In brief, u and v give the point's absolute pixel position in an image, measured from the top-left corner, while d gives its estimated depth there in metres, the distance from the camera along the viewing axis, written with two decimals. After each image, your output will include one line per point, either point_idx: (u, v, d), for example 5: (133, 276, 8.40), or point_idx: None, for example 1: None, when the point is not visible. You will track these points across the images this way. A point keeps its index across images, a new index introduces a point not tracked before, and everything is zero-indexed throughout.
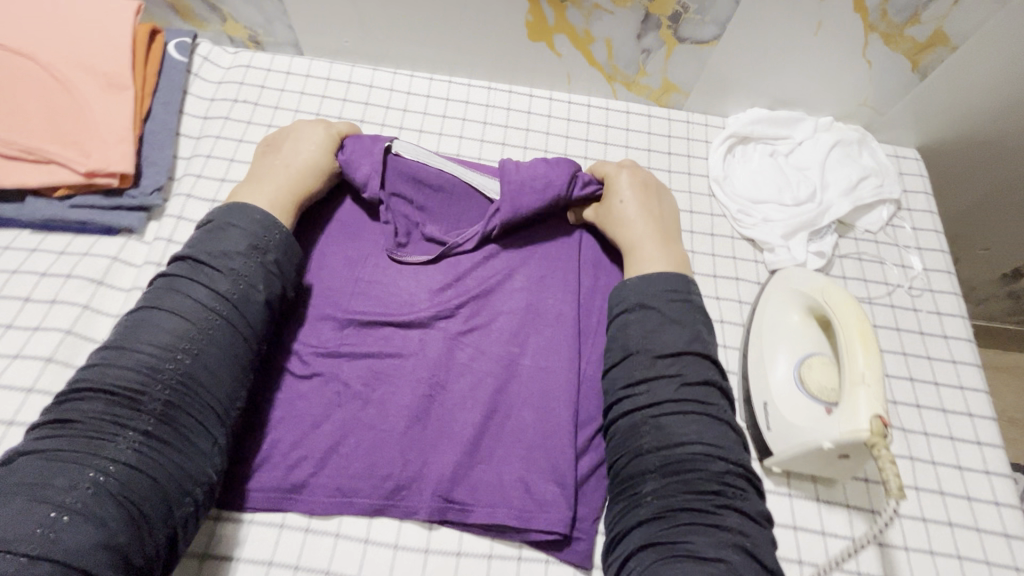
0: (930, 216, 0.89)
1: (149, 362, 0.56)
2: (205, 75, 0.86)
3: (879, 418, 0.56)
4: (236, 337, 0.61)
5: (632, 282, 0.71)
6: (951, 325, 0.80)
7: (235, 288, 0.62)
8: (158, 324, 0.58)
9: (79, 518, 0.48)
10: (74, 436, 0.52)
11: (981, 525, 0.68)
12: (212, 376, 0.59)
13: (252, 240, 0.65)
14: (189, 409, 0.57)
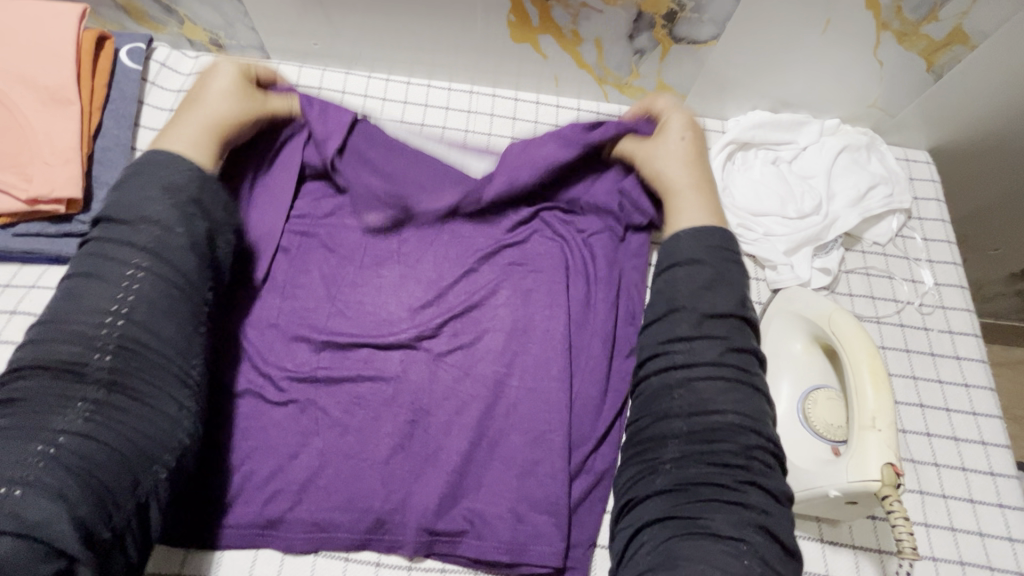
0: (942, 225, 0.83)
1: (81, 330, 0.51)
2: (163, 83, 0.80)
3: (891, 467, 0.52)
4: (179, 288, 0.55)
5: (683, 236, 0.63)
6: (963, 345, 0.75)
7: (159, 237, 0.55)
8: (87, 291, 0.53)
9: (31, 492, 0.44)
10: (17, 415, 0.48)
11: (994, 564, 0.64)
12: (158, 333, 0.54)
13: (164, 183, 0.58)
14: (134, 371, 0.52)
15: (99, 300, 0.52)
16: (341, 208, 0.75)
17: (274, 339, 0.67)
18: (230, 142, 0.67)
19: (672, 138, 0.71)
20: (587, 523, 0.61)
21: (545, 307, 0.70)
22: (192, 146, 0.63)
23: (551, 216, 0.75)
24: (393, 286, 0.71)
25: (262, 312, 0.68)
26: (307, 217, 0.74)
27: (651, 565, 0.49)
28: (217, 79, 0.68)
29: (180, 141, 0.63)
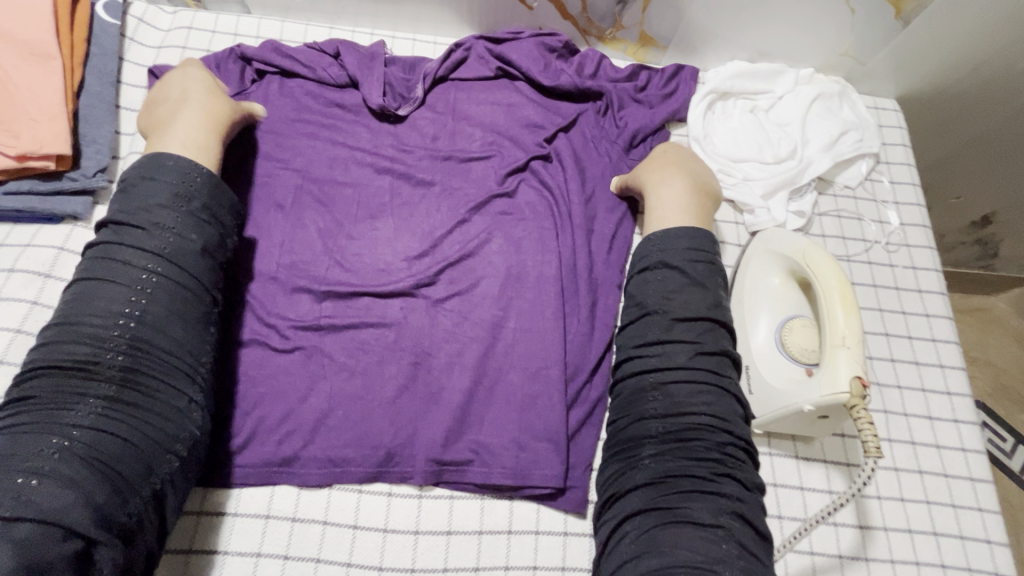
0: (907, 168, 0.88)
1: (93, 330, 0.51)
2: (142, 40, 0.79)
3: (858, 380, 0.57)
4: (191, 291, 0.56)
5: (657, 237, 0.66)
6: (925, 280, 0.81)
7: (169, 241, 0.55)
8: (97, 293, 0.52)
9: (48, 481, 0.44)
10: (32, 411, 0.48)
11: (949, 471, 0.71)
12: (167, 335, 0.54)
13: (175, 187, 0.57)
14: (148, 370, 0.52)
15: (109, 299, 0.52)
16: (334, 163, 0.76)
17: (276, 292, 0.68)
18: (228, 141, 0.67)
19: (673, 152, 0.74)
20: (584, 448, 0.66)
21: (537, 253, 0.73)
22: (199, 149, 0.62)
23: (538, 165, 0.78)
24: (390, 238, 0.73)
25: (264, 265, 0.69)
26: (300, 171, 0.74)
27: (631, 555, 0.51)
28: (207, 86, 0.68)
29: (186, 143, 0.61)
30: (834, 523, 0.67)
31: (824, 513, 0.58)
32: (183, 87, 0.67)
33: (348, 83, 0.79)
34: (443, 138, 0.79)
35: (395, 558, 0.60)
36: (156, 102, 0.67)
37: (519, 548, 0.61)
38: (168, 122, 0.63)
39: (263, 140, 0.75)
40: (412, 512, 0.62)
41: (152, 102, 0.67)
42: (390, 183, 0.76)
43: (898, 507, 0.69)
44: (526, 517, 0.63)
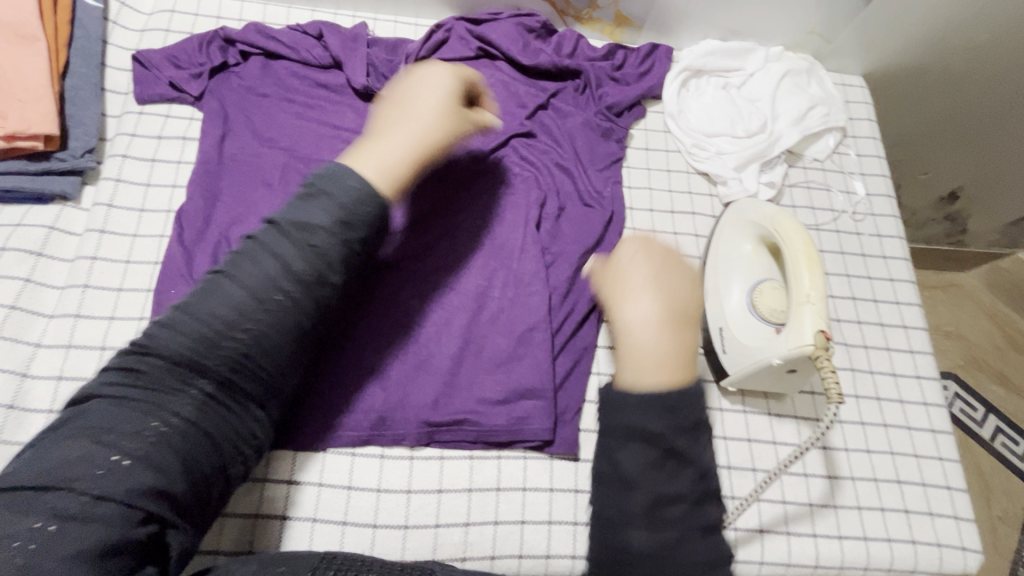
0: (873, 141, 0.92)
1: (219, 329, 0.51)
2: (125, 23, 0.80)
3: (822, 333, 0.60)
4: (318, 313, 0.55)
5: (637, 400, 0.51)
6: (889, 246, 0.85)
7: (321, 264, 0.54)
8: (227, 292, 0.52)
9: (138, 467, 0.45)
10: (139, 387, 0.49)
11: (912, 424, 0.75)
12: (278, 352, 0.53)
13: (340, 212, 0.55)
14: (253, 382, 0.52)
15: (242, 304, 0.51)
16: (320, 142, 0.77)
17: None
18: (423, 169, 0.64)
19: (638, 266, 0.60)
20: (567, 409, 0.69)
21: (521, 225, 0.75)
22: (388, 174, 0.59)
23: (519, 143, 0.81)
24: None
25: None
26: (287, 150, 0.76)
27: None
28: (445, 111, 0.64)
29: (381, 165, 0.59)
30: (803, 473, 0.71)
31: (792, 458, 0.60)
32: (421, 99, 0.64)
33: (332, 64, 0.81)
34: None
35: (389, 516, 0.63)
36: (396, 104, 0.65)
37: (507, 504, 0.64)
38: (382, 134, 0.62)
39: (249, 120, 0.76)
40: (404, 472, 0.65)
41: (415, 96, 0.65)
42: None
43: (865, 459, 0.73)
44: (513, 475, 0.66)
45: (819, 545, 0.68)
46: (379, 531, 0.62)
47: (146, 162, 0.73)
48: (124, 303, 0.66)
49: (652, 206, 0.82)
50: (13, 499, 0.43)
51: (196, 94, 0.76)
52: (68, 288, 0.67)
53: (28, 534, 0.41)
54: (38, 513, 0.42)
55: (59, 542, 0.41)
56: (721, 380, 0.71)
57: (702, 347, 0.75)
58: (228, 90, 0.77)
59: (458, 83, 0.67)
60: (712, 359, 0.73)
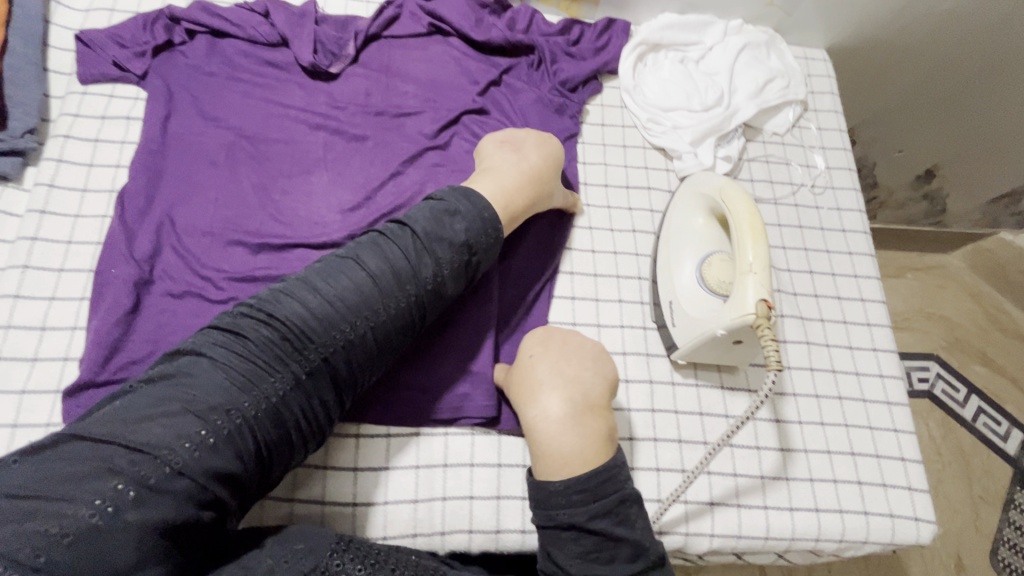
0: (834, 115, 0.91)
1: (337, 321, 0.55)
2: (69, 3, 0.79)
3: (764, 303, 0.59)
4: (417, 319, 0.61)
5: (557, 497, 0.56)
6: (849, 219, 0.84)
7: (434, 274, 0.60)
8: (348, 286, 0.57)
9: (223, 444, 0.48)
10: (243, 359, 0.52)
11: (867, 397, 0.75)
12: (371, 353, 0.58)
13: (463, 230, 0.62)
14: (345, 378, 0.57)
15: (363, 299, 0.56)
16: (268, 121, 0.76)
17: (211, 245, 0.69)
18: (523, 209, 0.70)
19: (542, 365, 0.64)
20: None
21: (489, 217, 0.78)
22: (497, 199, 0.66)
23: (471, 120, 0.80)
24: (326, 192, 0.74)
25: (196, 220, 0.70)
26: (233, 129, 0.75)
27: None
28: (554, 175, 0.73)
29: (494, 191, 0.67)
30: (756, 446, 0.71)
31: (742, 419, 0.58)
32: (545, 158, 0.72)
33: (279, 41, 0.80)
34: (377, 95, 0.80)
35: (337, 492, 0.63)
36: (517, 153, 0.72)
37: (455, 479, 0.65)
38: (497, 168, 0.70)
39: (193, 98, 0.75)
40: (351, 450, 0.65)
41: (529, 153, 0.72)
42: (324, 139, 0.77)
43: (819, 431, 0.72)
44: (461, 451, 0.66)
45: (770, 517, 0.68)
46: (327, 506, 0.63)
47: (89, 142, 0.72)
48: (65, 283, 0.66)
49: (606, 181, 0.81)
50: (98, 453, 0.44)
51: (140, 73, 0.75)
52: (8, 269, 0.66)
53: (107, 495, 0.43)
54: (120, 474, 0.44)
55: (134, 509, 0.43)
56: (672, 353, 0.71)
57: (654, 322, 0.75)
58: (173, 69, 0.76)
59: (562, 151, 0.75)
60: (664, 334, 0.73)
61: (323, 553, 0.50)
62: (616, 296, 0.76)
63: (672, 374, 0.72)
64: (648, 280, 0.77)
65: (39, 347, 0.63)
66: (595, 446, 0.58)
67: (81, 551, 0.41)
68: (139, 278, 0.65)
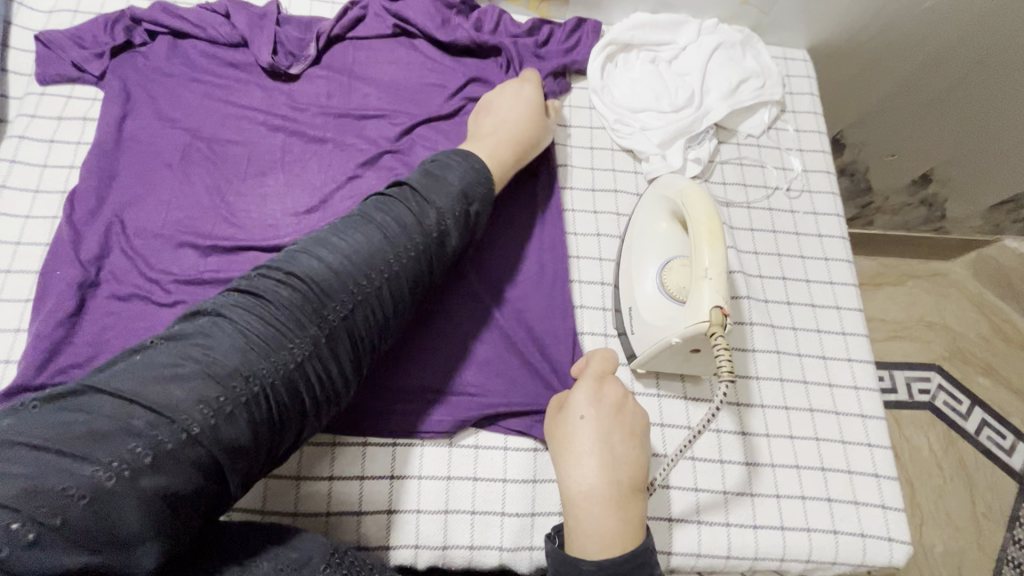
0: (813, 116, 0.88)
1: (352, 274, 0.53)
2: (32, 4, 0.79)
3: (719, 310, 0.57)
4: (427, 275, 0.60)
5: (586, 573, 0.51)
6: (826, 224, 0.81)
7: (441, 227, 0.60)
8: (360, 242, 0.55)
9: (241, 408, 0.44)
10: (259, 319, 0.49)
11: (840, 409, 0.72)
12: (385, 309, 0.56)
13: (462, 185, 0.63)
14: (361, 338, 0.54)
15: (377, 253, 0.55)
16: (226, 122, 0.75)
17: (160, 247, 0.68)
18: (523, 155, 0.72)
19: (592, 432, 0.58)
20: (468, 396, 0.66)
21: None
22: (494, 160, 0.69)
23: (432, 122, 0.78)
24: (280, 194, 0.72)
25: (147, 223, 0.69)
26: (190, 130, 0.74)
27: None
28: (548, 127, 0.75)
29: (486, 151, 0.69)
30: (719, 459, 0.68)
31: (698, 430, 0.56)
32: (521, 105, 0.73)
33: (240, 42, 0.79)
34: (337, 97, 0.79)
35: (278, 502, 0.61)
36: (513, 131, 0.71)
37: (402, 493, 0.62)
38: (479, 133, 0.72)
39: (151, 100, 0.75)
40: (294, 460, 0.62)
41: (530, 130, 0.72)
42: (282, 140, 0.75)
43: (787, 444, 0.69)
44: (408, 463, 0.63)
45: (732, 535, 0.65)
46: (268, 517, 0.60)
47: (44, 142, 0.72)
48: (11, 284, 0.65)
49: (571, 184, 0.79)
50: (116, 412, 0.40)
51: (98, 74, 0.75)
52: None
53: (125, 457, 0.39)
54: (138, 437, 0.40)
55: (151, 475, 0.39)
56: (632, 362, 0.68)
57: (616, 329, 0.72)
58: (132, 69, 0.76)
59: (531, 84, 0.76)
60: (625, 342, 0.70)
61: (317, 564, 0.45)
62: (577, 303, 0.73)
63: (632, 383, 0.69)
64: (612, 285, 0.75)
65: None
66: (630, 533, 0.53)
67: (97, 516, 0.37)
68: (83, 280, 0.65)
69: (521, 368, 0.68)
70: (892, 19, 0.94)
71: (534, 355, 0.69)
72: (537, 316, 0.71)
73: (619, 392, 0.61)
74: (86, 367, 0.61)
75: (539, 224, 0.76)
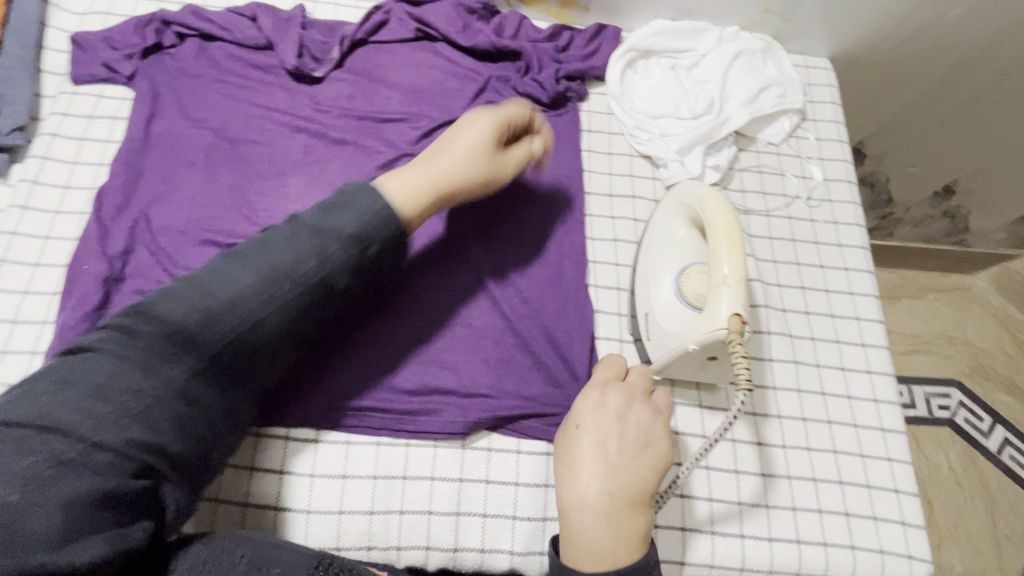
0: (835, 125, 0.87)
1: (228, 313, 0.50)
2: (67, 7, 0.81)
3: (737, 317, 0.57)
4: (315, 315, 0.56)
5: None
6: (846, 234, 0.80)
7: (326, 268, 0.55)
8: (236, 281, 0.52)
9: (123, 433, 0.45)
10: (133, 351, 0.48)
11: (859, 422, 0.71)
12: (269, 346, 0.53)
13: (358, 222, 0.56)
14: (247, 368, 0.52)
15: (256, 292, 0.52)
16: (249, 122, 0.77)
17: (183, 244, 0.69)
18: (444, 202, 0.65)
19: (590, 440, 0.57)
20: (483, 398, 0.66)
21: (477, 228, 0.74)
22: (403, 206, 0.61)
23: (452, 125, 0.79)
24: (301, 194, 0.73)
25: (171, 220, 0.70)
26: (215, 130, 0.75)
27: None
28: (489, 177, 0.67)
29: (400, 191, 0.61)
30: (735, 469, 0.67)
31: (713, 438, 0.56)
32: (463, 145, 0.66)
33: (266, 45, 0.81)
34: (359, 100, 0.80)
35: (291, 499, 0.61)
36: (441, 175, 0.64)
37: (414, 493, 0.63)
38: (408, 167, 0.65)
39: (178, 101, 0.76)
40: (308, 456, 0.63)
41: (458, 176, 0.65)
42: (304, 142, 0.76)
43: (805, 456, 0.68)
44: (420, 464, 0.64)
45: (747, 547, 0.64)
46: (281, 513, 0.61)
47: (75, 140, 0.74)
48: (40, 277, 0.67)
49: (589, 189, 0.79)
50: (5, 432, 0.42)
51: (129, 75, 0.77)
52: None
53: (22, 471, 0.41)
54: (31, 453, 0.42)
55: (54, 485, 0.41)
56: (647, 368, 0.68)
57: (631, 335, 0.72)
58: (161, 71, 0.78)
59: (492, 120, 0.67)
60: (641, 348, 0.70)
61: None
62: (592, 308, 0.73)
63: None
64: (628, 291, 0.74)
65: (9, 339, 0.64)
66: (625, 544, 0.52)
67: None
68: (108, 274, 0.66)
69: (535, 372, 0.68)
70: (917, 27, 0.92)
71: (549, 359, 0.69)
72: (552, 320, 0.71)
73: (624, 400, 0.60)
74: None
75: (556, 228, 0.76)
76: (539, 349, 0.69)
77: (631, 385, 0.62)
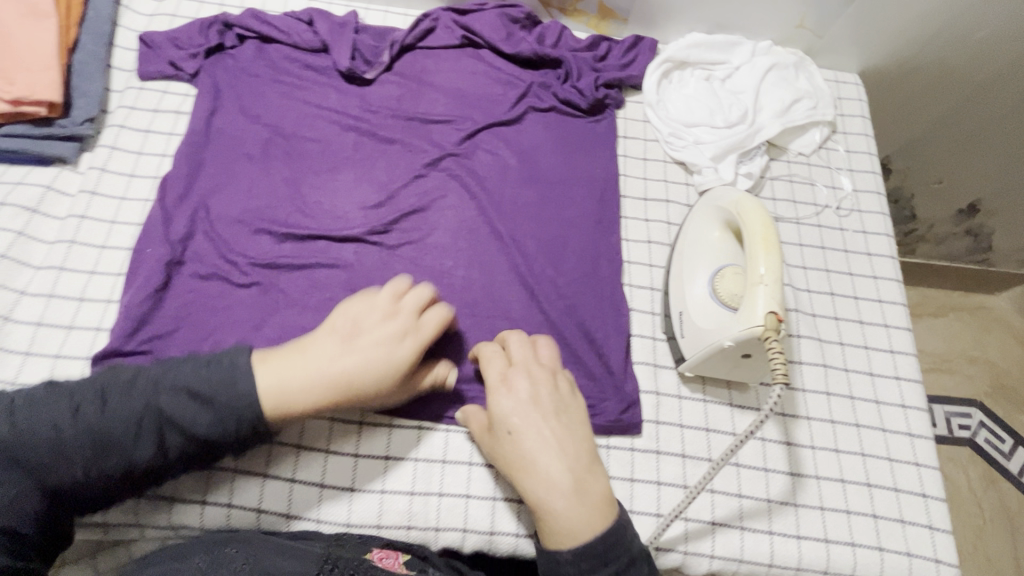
0: (864, 138, 0.90)
1: (76, 450, 0.52)
2: (136, 8, 0.86)
3: (774, 315, 0.58)
4: (159, 473, 0.56)
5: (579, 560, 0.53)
6: (875, 243, 0.82)
7: (177, 450, 0.54)
8: (91, 422, 0.52)
9: None
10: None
11: (887, 426, 0.72)
12: (114, 485, 0.55)
13: (221, 415, 0.54)
14: (86, 493, 0.55)
15: (105, 439, 0.52)
16: (303, 120, 0.81)
17: (239, 232, 0.73)
18: (326, 408, 0.57)
19: (533, 430, 0.58)
20: None
21: (515, 227, 0.77)
22: (275, 400, 0.55)
23: (494, 128, 0.82)
24: (350, 189, 0.77)
25: (228, 209, 0.74)
26: (271, 127, 0.80)
27: None
28: (388, 396, 0.60)
29: (277, 384, 0.55)
30: (764, 467, 0.68)
31: (745, 435, 0.55)
32: (376, 350, 0.58)
33: (320, 48, 0.85)
34: (407, 102, 0.83)
35: (336, 477, 0.64)
36: (335, 374, 0.57)
37: (453, 477, 0.65)
38: (305, 351, 0.58)
39: (237, 98, 0.81)
40: (352, 437, 0.65)
41: (353, 379, 0.57)
42: (354, 139, 0.80)
43: (833, 458, 0.69)
44: (459, 449, 0.66)
45: (775, 544, 0.65)
46: (325, 490, 0.63)
47: (141, 132, 0.78)
48: (106, 258, 0.71)
49: (624, 192, 0.82)
50: None
51: (192, 73, 0.81)
52: (56, 242, 0.71)
53: None
54: None
55: None
56: (680, 366, 0.70)
57: (664, 333, 0.74)
58: (222, 69, 0.82)
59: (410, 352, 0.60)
60: (673, 346, 0.72)
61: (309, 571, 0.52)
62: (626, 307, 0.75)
63: (677, 387, 0.71)
64: (661, 291, 0.77)
65: (75, 316, 0.67)
66: (599, 505, 0.55)
67: None
68: (170, 257, 0.70)
69: (571, 365, 0.71)
70: (950, 43, 0.94)
71: (584, 354, 0.71)
72: (587, 316, 0.73)
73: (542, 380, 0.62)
74: (170, 338, 0.66)
75: (592, 229, 0.78)
76: (574, 343, 0.72)
77: (538, 362, 0.64)
